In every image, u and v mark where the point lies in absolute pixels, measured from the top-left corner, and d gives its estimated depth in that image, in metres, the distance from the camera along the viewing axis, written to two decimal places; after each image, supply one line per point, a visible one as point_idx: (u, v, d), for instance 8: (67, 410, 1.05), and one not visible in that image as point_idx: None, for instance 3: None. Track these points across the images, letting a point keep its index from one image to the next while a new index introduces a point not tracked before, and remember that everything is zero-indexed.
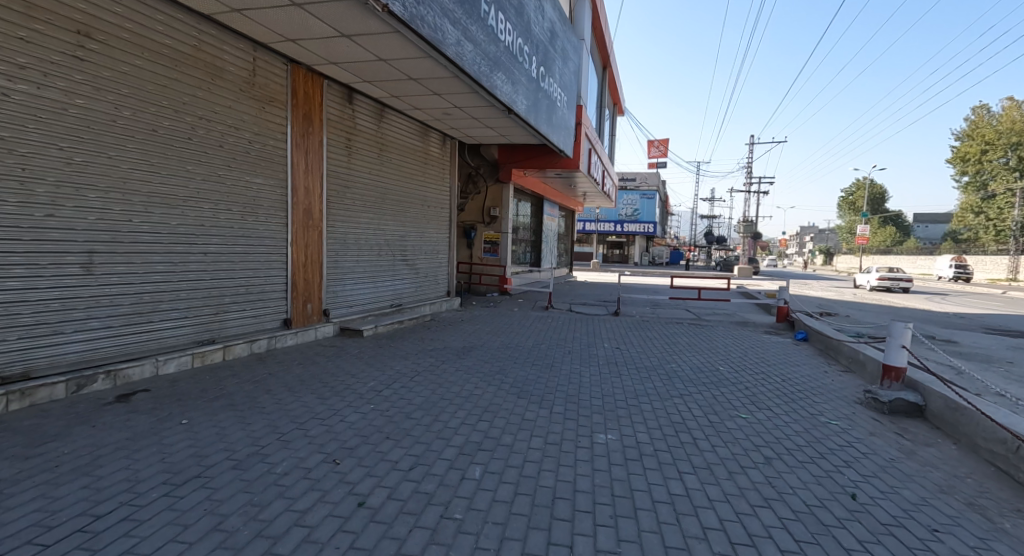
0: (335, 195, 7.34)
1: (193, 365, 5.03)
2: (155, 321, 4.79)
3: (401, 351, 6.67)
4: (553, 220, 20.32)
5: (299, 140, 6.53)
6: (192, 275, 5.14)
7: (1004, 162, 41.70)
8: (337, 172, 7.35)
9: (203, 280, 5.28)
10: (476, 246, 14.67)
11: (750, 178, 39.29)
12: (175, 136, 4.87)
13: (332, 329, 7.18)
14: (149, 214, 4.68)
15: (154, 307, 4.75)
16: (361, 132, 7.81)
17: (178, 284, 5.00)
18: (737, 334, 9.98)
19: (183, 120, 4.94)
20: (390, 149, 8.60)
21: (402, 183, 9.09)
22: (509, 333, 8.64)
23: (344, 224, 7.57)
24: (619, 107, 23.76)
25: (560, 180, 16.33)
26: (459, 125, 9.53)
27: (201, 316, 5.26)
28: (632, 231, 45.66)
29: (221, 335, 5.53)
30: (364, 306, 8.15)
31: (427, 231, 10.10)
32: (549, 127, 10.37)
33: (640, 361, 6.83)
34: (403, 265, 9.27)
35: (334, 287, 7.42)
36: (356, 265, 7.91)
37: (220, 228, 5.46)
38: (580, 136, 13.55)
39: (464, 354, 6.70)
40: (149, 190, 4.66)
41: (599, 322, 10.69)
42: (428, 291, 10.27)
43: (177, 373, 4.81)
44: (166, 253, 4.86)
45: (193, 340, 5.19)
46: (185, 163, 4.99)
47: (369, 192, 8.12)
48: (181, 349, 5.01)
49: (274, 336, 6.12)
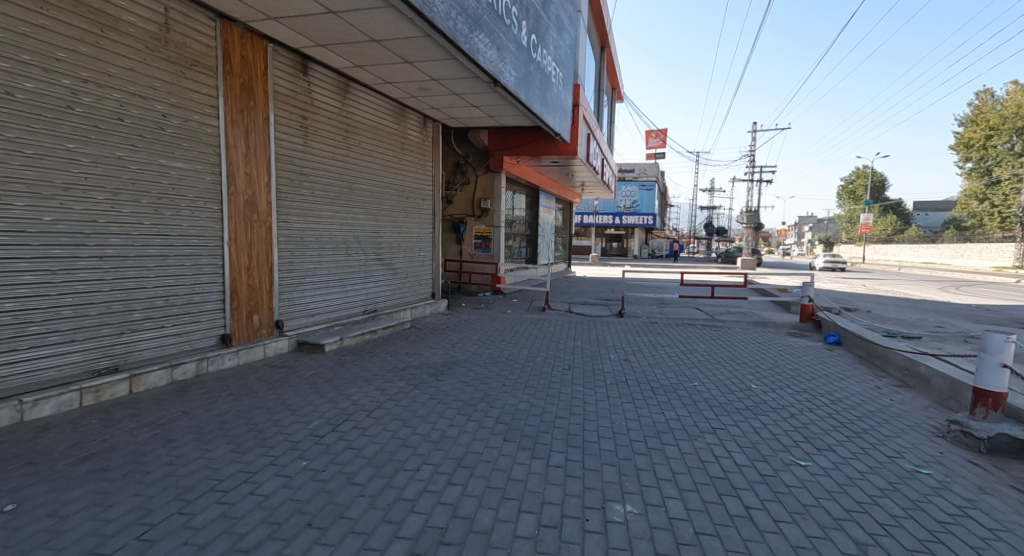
0: (289, 186, 6.17)
1: (82, 404, 3.88)
2: (23, 349, 3.65)
3: (367, 370, 5.53)
4: (549, 213, 19.15)
5: (236, 116, 5.33)
6: (82, 287, 3.99)
7: (1010, 147, 40.52)
8: (291, 158, 6.18)
9: (100, 292, 4.13)
10: (466, 241, 13.50)
11: (752, 167, 38.09)
12: (46, 102, 3.71)
13: (287, 344, 6.04)
14: (7, 207, 3.55)
15: (19, 330, 3.61)
16: (321, 111, 6.61)
17: (60, 299, 3.84)
18: (757, 337, 8.86)
19: (58, 82, 3.77)
20: (358, 131, 7.40)
21: (374, 171, 7.90)
22: (500, 343, 7.49)
23: (301, 219, 6.41)
24: (618, 93, 22.61)
25: (557, 169, 15.14)
26: (438, 104, 8.35)
27: (99, 339, 4.11)
28: (631, 224, 44.53)
29: (130, 361, 4.37)
30: (328, 314, 7.00)
31: (406, 226, 8.94)
32: (543, 107, 9.17)
33: (654, 378, 5.70)
34: (377, 265, 8.12)
35: (290, 294, 6.27)
36: (318, 267, 6.74)
37: (124, 226, 4.30)
38: (578, 119, 12.34)
39: (442, 374, 5.54)
40: (4, 174, 3.52)
41: (602, 325, 9.57)
42: (409, 293, 9.13)
43: (54, 418, 3.66)
44: (39, 261, 3.71)
45: (86, 371, 4.04)
46: (63, 139, 3.84)
47: (333, 181, 6.94)
48: (66, 384, 3.86)
49: (205, 358, 4.96)
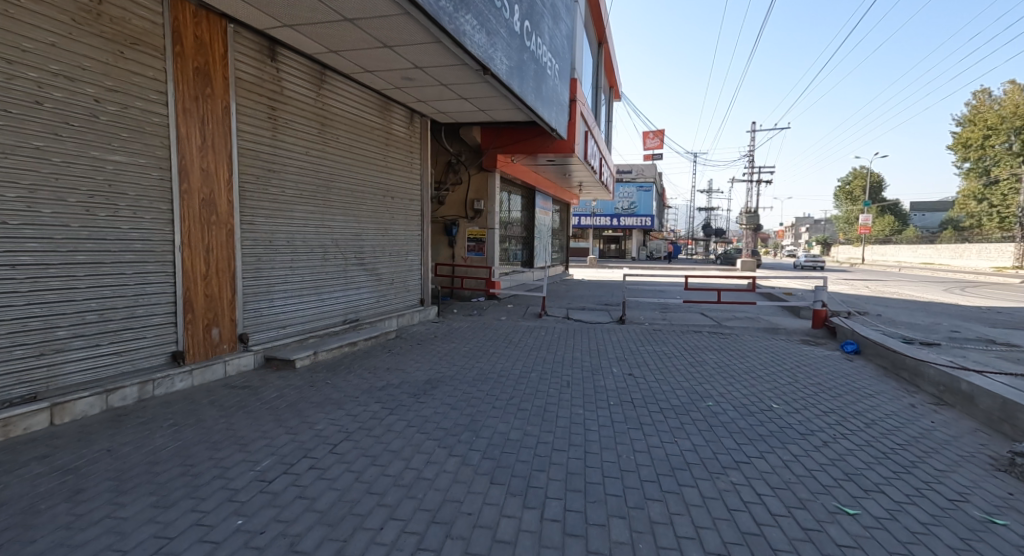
0: (254, 184, 5.55)
1: None
2: None
3: (339, 391, 4.90)
4: (546, 215, 18.56)
5: (189, 104, 4.71)
6: None
7: (1009, 146, 40.12)
8: (257, 153, 5.56)
9: (14, 307, 3.51)
10: (458, 244, 12.89)
11: (751, 168, 37.56)
12: None
13: (252, 360, 5.42)
14: None
15: None
16: (292, 101, 5.99)
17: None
18: (769, 345, 8.26)
19: None
20: (336, 124, 6.80)
21: (355, 168, 7.29)
22: (492, 355, 6.87)
23: (269, 221, 5.79)
24: (615, 92, 22.08)
25: (554, 168, 14.54)
26: (424, 96, 7.75)
27: (13, 362, 3.49)
28: (628, 225, 44.00)
29: (55, 387, 3.75)
30: (302, 326, 6.37)
31: (391, 228, 8.34)
32: (538, 100, 8.59)
33: (662, 396, 5.10)
34: (359, 271, 7.51)
35: (257, 304, 5.65)
36: (289, 274, 6.12)
37: (45, 229, 3.68)
38: (576, 115, 11.77)
39: (425, 394, 4.92)
40: None
41: (602, 332, 8.96)
42: (395, 300, 8.51)
43: None
44: None
45: None
46: None
47: (307, 179, 6.32)
48: None
49: (150, 380, 4.32)
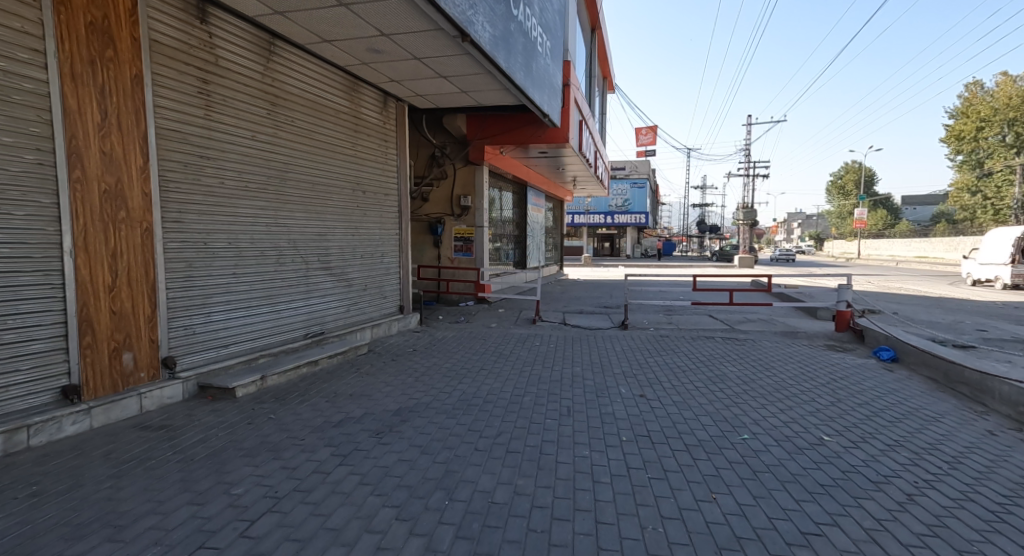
0: (182, 172, 4.52)
1: None
2: None
3: (282, 429, 3.89)
4: (538, 212, 17.59)
5: (81, 68, 3.68)
6: None
7: (1005, 138, 39.43)
8: (184, 135, 4.53)
9: None
10: (444, 244, 11.87)
11: (746, 164, 36.75)
12: None
13: (180, 391, 4.40)
14: None
15: None
16: (231, 74, 4.97)
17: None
18: (792, 352, 7.32)
19: None
20: (290, 106, 5.79)
21: (318, 158, 6.28)
22: (477, 372, 5.86)
23: (204, 218, 4.76)
24: (609, 83, 21.20)
25: (546, 161, 13.54)
26: (395, 74, 6.76)
27: None
28: (623, 222, 43.13)
29: None
30: (251, 343, 5.35)
31: (364, 227, 7.34)
32: (528, 80, 7.63)
33: (686, 427, 4.15)
34: (324, 277, 6.49)
35: (189, 320, 4.62)
36: (232, 283, 5.09)
37: None
38: (569, 102, 10.80)
39: (390, 432, 3.92)
40: None
41: (603, 340, 8.00)
42: (369, 309, 7.51)
43: None
44: None
45: None
46: None
47: (253, 169, 5.31)
48: None
49: (23, 427, 3.30)
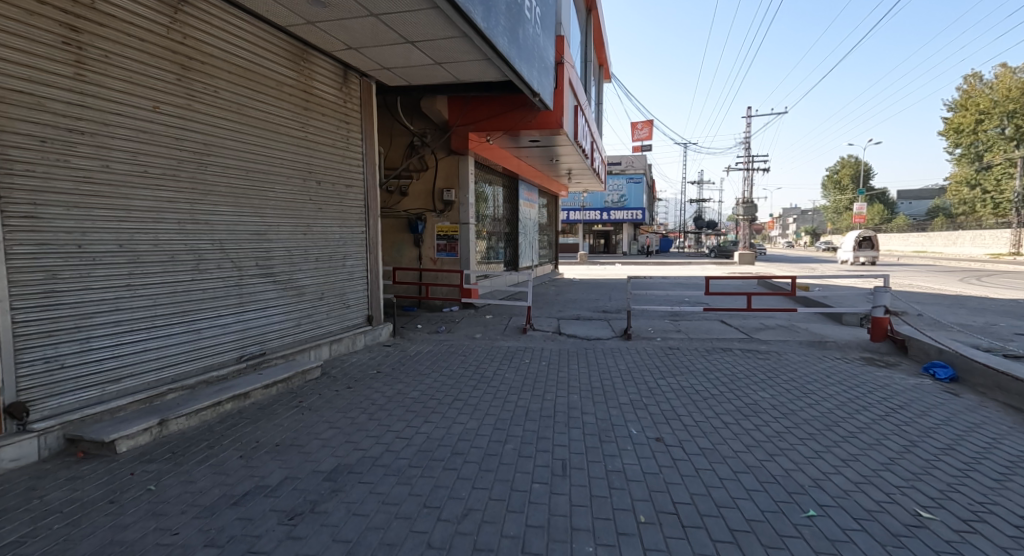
0: (34, 149, 3.35)
1: None
2: None
3: (153, 514, 2.72)
4: (531, 208, 16.40)
5: None
6: None
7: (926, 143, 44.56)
8: (38, 100, 3.36)
9: None
10: (425, 243, 10.68)
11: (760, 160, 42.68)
12: None
13: (31, 449, 3.25)
14: None
15: None
16: (117, 23, 3.80)
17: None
18: (828, 367, 6.19)
19: None
20: (211, 71, 4.61)
21: (253, 139, 5.10)
22: (450, 404, 4.70)
23: (77, 212, 3.59)
24: (605, 72, 20.01)
25: (538, 151, 12.31)
26: (351, 38, 5.59)
27: None
28: (618, 219, 42.05)
29: None
30: (157, 374, 4.16)
31: (319, 225, 6.16)
32: (514, 50, 6.44)
33: (725, 494, 3.00)
34: (266, 285, 5.32)
35: (54, 349, 3.45)
36: (124, 297, 3.89)
37: None
38: (563, 83, 9.62)
39: (308, 514, 2.75)
40: None
41: (604, 353, 6.84)
42: (325, 322, 6.33)
43: None
44: None
45: None
46: None
47: (156, 149, 4.13)
48: None
49: None
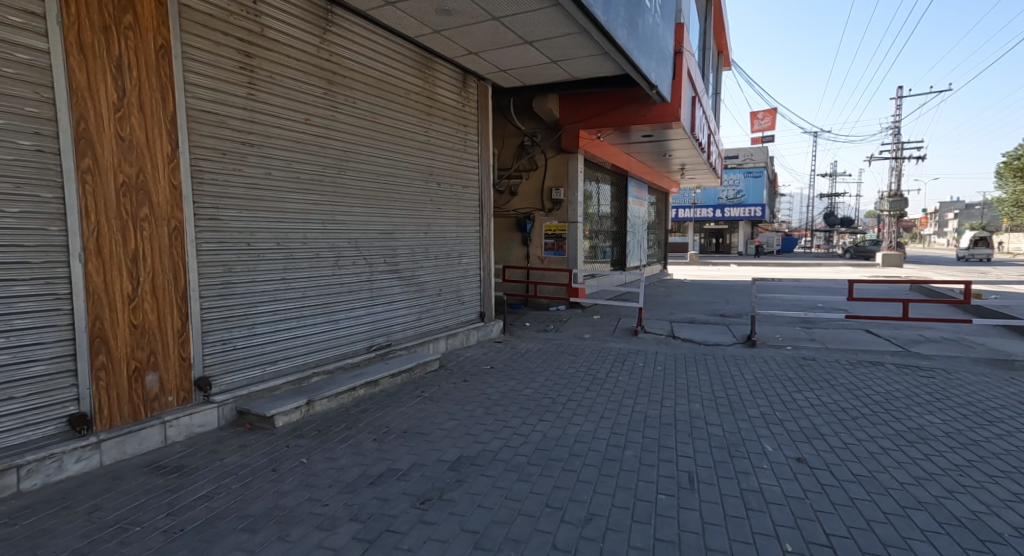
0: (219, 161, 3.89)
1: None
2: None
3: (306, 485, 3.02)
4: (639, 206, 15.83)
5: (92, 36, 3.09)
6: None
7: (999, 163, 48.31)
8: (222, 118, 3.89)
9: None
10: (533, 242, 10.77)
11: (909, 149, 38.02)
12: None
13: (213, 417, 3.79)
14: None
15: None
16: (280, 47, 4.31)
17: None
18: (1016, 390, 5.14)
19: None
20: (351, 84, 5.05)
21: (384, 145, 5.50)
22: (563, 404, 4.67)
23: (247, 214, 4.12)
24: (725, 59, 18.69)
25: (650, 146, 11.83)
26: (472, 43, 5.78)
27: None
28: (735, 216, 39.11)
29: None
30: (305, 359, 4.66)
31: (438, 224, 6.47)
32: (633, 41, 6.22)
33: (892, 530, 2.59)
34: (392, 281, 5.72)
35: (229, 334, 3.98)
36: (280, 289, 4.40)
37: None
38: (681, 73, 9.11)
39: (437, 501, 2.88)
40: None
41: (724, 360, 6.36)
42: (443, 317, 6.64)
43: None
44: None
45: None
46: None
47: (306, 157, 4.61)
48: None
49: (11, 468, 2.73)
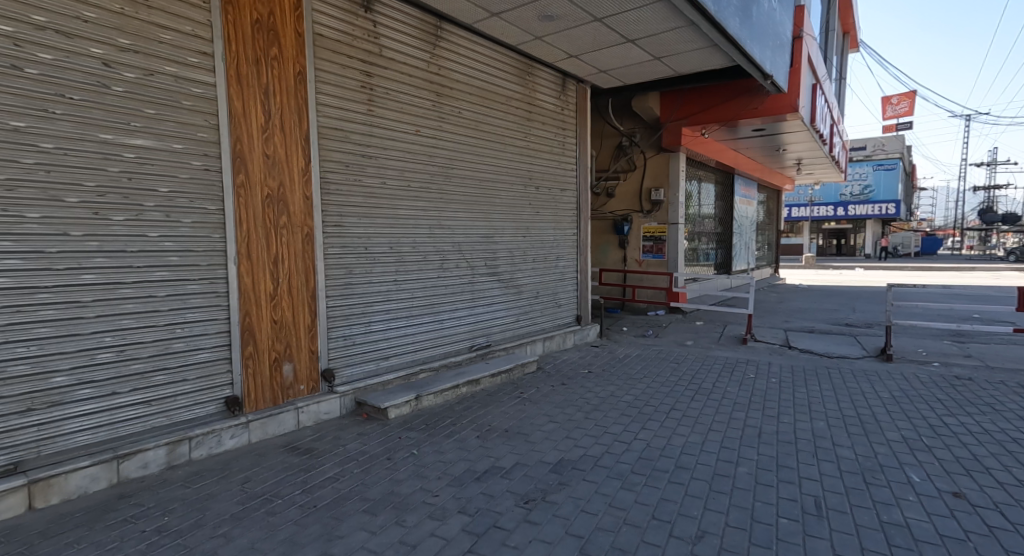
0: (343, 173, 4.28)
1: None
2: None
3: (418, 475, 3.21)
4: (747, 205, 14.74)
5: (246, 68, 3.56)
6: None
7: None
8: (346, 134, 4.27)
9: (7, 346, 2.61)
10: (631, 244, 10.48)
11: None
12: None
13: (336, 406, 4.16)
14: None
15: None
16: (396, 65, 4.64)
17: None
18: None
19: None
20: (457, 95, 5.29)
21: (487, 152, 5.70)
22: (667, 413, 4.48)
23: (366, 221, 4.48)
24: (851, 40, 16.82)
25: (761, 141, 10.99)
26: (574, 46, 5.78)
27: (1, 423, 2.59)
28: (861, 214, 34.97)
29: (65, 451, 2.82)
30: (413, 356, 4.95)
31: (536, 227, 6.55)
32: (746, 31, 5.82)
33: None
34: (492, 284, 5.88)
35: (349, 331, 4.36)
36: (392, 290, 4.73)
37: (46, 239, 2.75)
38: (800, 59, 8.35)
39: (541, 502, 2.91)
40: None
41: (852, 375, 5.69)
42: (540, 320, 6.70)
43: None
44: None
45: None
46: None
47: (416, 167, 4.91)
48: None
49: (184, 439, 3.21)
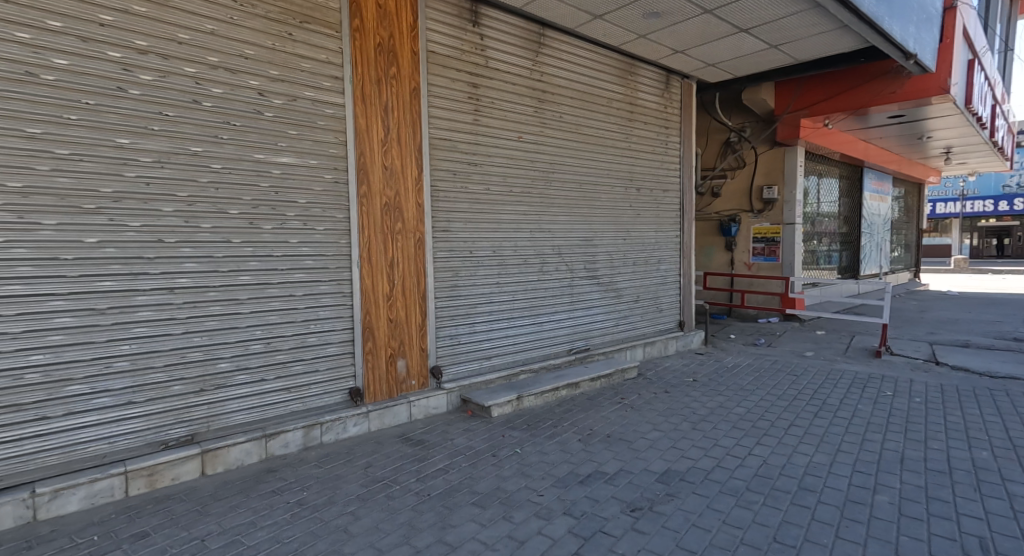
0: (451, 180, 4.50)
1: (139, 494, 2.87)
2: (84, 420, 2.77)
3: (522, 474, 3.28)
4: (879, 202, 13.08)
5: (370, 88, 3.90)
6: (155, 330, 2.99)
7: None
8: (454, 143, 4.50)
9: (184, 336, 3.10)
10: (739, 247, 9.80)
11: None
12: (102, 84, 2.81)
13: (443, 402, 4.38)
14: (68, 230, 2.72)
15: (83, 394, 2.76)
16: (500, 74, 4.80)
17: (88, 339, 2.78)
18: None
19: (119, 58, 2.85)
20: (559, 99, 5.33)
21: (588, 155, 5.67)
22: (786, 428, 4.13)
23: (471, 226, 4.67)
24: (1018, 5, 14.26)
25: (898, 128, 9.70)
26: (680, 41, 5.56)
27: (182, 400, 3.09)
28: None
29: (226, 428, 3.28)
30: (513, 356, 5.06)
31: (637, 229, 6.38)
32: (882, 7, 5.19)
33: None
34: (592, 287, 5.83)
35: (455, 331, 4.58)
36: (495, 292, 4.88)
37: (214, 245, 3.22)
38: (951, 32, 7.25)
39: (648, 511, 2.82)
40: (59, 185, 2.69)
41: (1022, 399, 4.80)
42: (641, 324, 6.51)
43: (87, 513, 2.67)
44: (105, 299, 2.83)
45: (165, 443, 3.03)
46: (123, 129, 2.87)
47: (518, 172, 5.03)
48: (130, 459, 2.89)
49: (317, 424, 3.58)
